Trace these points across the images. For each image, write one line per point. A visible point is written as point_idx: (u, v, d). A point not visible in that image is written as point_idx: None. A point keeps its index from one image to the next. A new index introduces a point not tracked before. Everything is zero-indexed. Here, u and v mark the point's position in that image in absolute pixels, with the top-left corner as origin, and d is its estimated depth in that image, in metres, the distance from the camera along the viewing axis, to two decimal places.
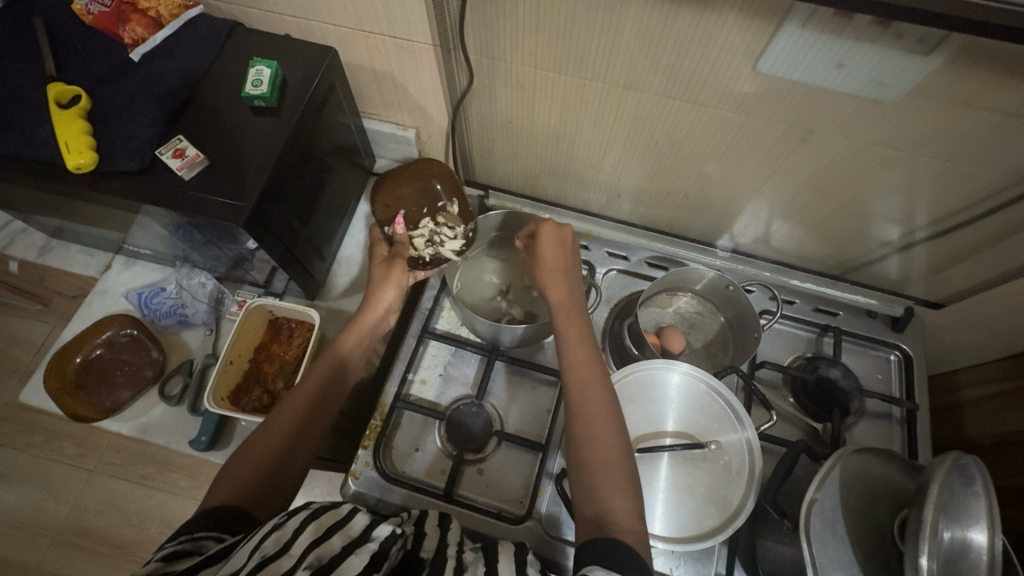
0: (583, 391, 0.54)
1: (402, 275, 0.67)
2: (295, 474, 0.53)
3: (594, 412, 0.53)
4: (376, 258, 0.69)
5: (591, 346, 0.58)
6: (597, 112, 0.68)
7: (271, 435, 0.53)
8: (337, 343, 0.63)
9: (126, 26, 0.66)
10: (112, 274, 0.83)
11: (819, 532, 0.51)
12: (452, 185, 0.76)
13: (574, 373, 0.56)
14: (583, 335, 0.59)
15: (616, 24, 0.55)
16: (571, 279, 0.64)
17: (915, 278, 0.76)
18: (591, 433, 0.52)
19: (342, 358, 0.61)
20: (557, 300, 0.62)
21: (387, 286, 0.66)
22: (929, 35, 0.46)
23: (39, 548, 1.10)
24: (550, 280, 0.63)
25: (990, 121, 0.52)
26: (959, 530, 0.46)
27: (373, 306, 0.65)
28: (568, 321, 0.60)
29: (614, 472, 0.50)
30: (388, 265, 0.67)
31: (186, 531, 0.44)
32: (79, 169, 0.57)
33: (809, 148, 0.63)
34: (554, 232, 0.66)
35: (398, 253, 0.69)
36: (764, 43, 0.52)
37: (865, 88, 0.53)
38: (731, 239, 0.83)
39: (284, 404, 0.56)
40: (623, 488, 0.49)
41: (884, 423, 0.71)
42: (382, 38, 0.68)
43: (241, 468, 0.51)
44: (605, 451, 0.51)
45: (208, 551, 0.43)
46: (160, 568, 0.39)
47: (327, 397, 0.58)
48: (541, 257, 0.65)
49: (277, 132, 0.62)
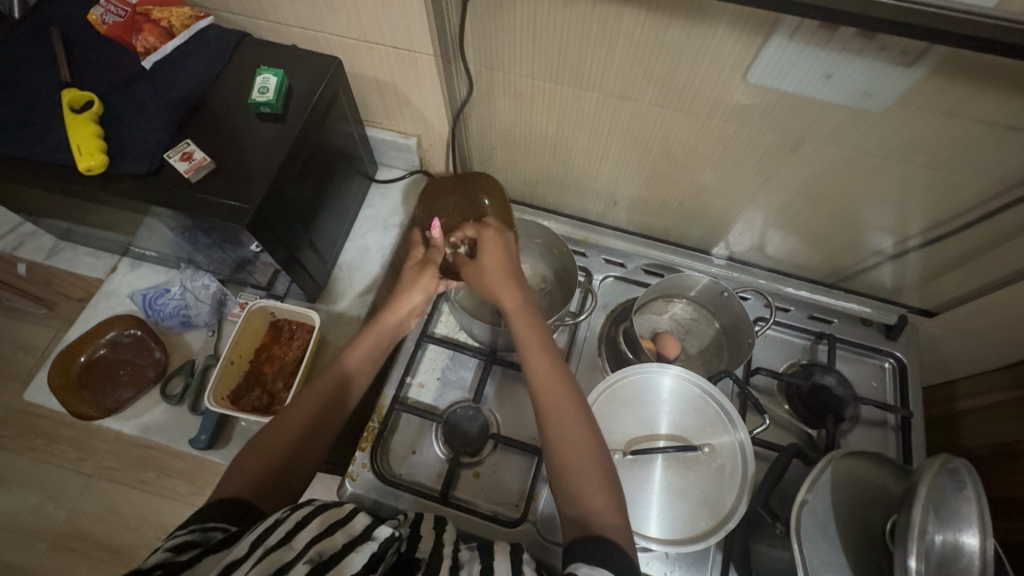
0: (551, 395, 0.55)
1: (434, 282, 0.69)
2: (300, 479, 0.54)
3: (563, 414, 0.53)
4: (410, 261, 0.72)
5: (551, 350, 0.59)
6: (593, 122, 0.70)
7: (280, 435, 0.54)
8: (345, 352, 0.63)
9: (139, 35, 0.68)
10: (118, 276, 0.84)
11: (810, 533, 0.51)
12: (500, 207, 0.73)
13: (537, 378, 0.56)
14: (542, 337, 0.60)
15: (609, 36, 0.57)
16: (517, 282, 0.65)
17: (909, 286, 0.77)
18: (562, 436, 0.52)
19: (345, 375, 0.60)
20: (512, 305, 0.63)
21: (414, 289, 0.68)
22: (910, 47, 0.47)
23: (35, 552, 1.10)
24: (499, 284, 0.65)
25: (977, 131, 0.53)
26: (951, 534, 0.46)
27: (397, 307, 0.67)
28: (526, 326, 0.61)
29: (590, 470, 0.50)
30: (420, 268, 0.70)
31: (196, 520, 0.44)
32: (90, 171, 0.59)
33: (800, 157, 0.64)
34: (497, 237, 0.68)
35: (430, 258, 0.70)
36: (753, 53, 0.53)
37: (853, 98, 0.54)
38: (726, 248, 0.85)
39: (296, 402, 0.57)
40: (602, 479, 0.50)
41: (879, 430, 0.72)
42: (385, 49, 0.70)
43: (248, 465, 0.52)
44: (575, 455, 0.51)
45: (215, 541, 0.43)
46: (167, 558, 0.39)
47: (333, 406, 0.58)
48: (484, 262, 0.67)
49: (282, 137, 0.64)
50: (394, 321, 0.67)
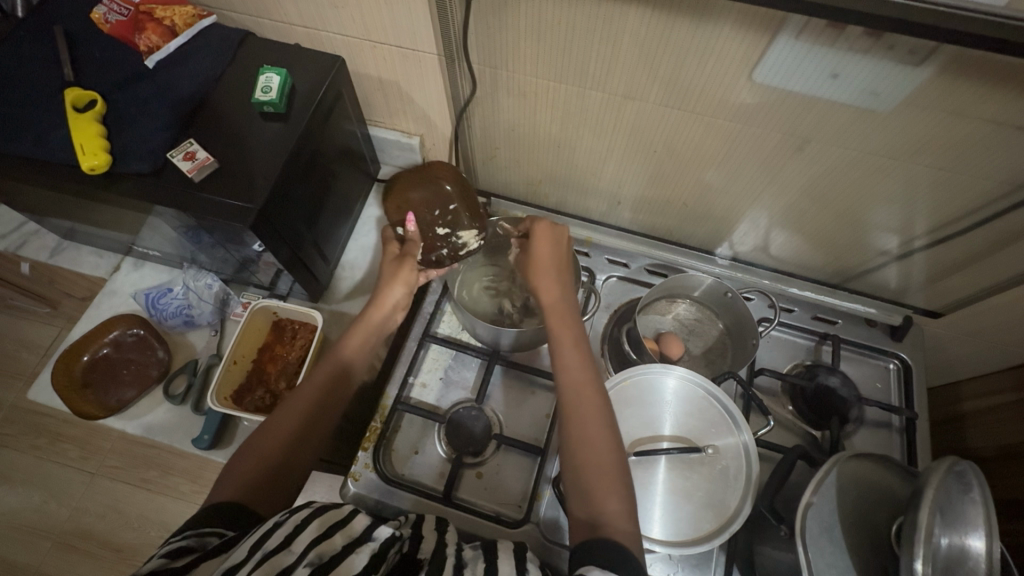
0: (576, 394, 0.55)
1: (413, 274, 0.67)
2: (297, 477, 0.54)
3: (586, 414, 0.53)
4: (386, 257, 0.69)
5: (582, 348, 0.58)
6: (597, 121, 0.70)
7: (276, 433, 0.54)
8: (340, 343, 0.63)
9: (142, 34, 0.68)
10: (121, 275, 0.84)
11: (815, 536, 0.51)
12: (464, 192, 0.73)
13: (567, 374, 0.56)
14: (576, 335, 0.59)
15: (614, 35, 0.57)
16: (563, 280, 0.64)
17: (914, 287, 0.77)
18: (582, 433, 0.52)
19: (343, 365, 0.61)
20: (549, 301, 0.62)
21: (395, 283, 0.66)
22: (918, 46, 0.47)
23: (39, 551, 1.10)
24: (543, 279, 0.63)
25: (985, 131, 0.53)
26: (957, 536, 0.46)
27: (380, 303, 0.66)
28: (562, 322, 0.60)
29: (602, 471, 0.50)
30: (398, 262, 0.67)
31: (191, 526, 0.44)
32: (93, 171, 0.59)
33: (805, 157, 0.64)
34: (549, 230, 0.66)
35: (406, 250, 0.68)
36: (759, 53, 0.53)
37: (860, 98, 0.54)
38: (730, 248, 0.84)
39: (293, 396, 0.57)
40: (609, 485, 0.50)
41: (884, 431, 0.71)
42: (389, 48, 0.70)
43: (244, 464, 0.52)
44: (595, 455, 0.51)
45: (211, 546, 0.43)
46: (163, 565, 0.39)
47: (331, 403, 0.58)
48: (534, 256, 0.65)
49: (285, 137, 0.64)
50: (381, 316, 0.66)
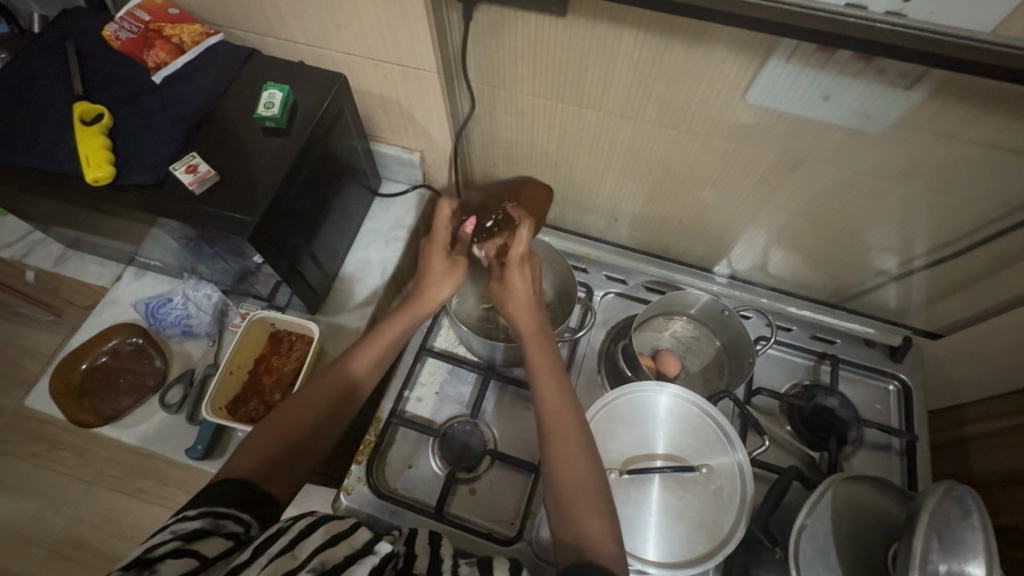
0: (556, 421, 0.53)
1: (462, 275, 0.66)
2: (284, 489, 0.51)
3: (565, 440, 0.52)
4: (432, 249, 0.66)
5: (561, 377, 0.56)
6: (595, 141, 0.70)
7: (256, 452, 0.51)
8: (353, 356, 0.59)
9: (150, 51, 0.70)
10: (123, 285, 0.85)
11: (809, 560, 0.50)
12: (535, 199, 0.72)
13: (544, 399, 0.54)
14: (554, 361, 0.58)
15: (611, 55, 0.58)
16: (538, 310, 0.61)
17: (913, 307, 0.76)
18: (560, 458, 0.51)
19: (353, 382, 0.58)
20: (528, 328, 0.60)
21: (445, 283, 0.64)
22: (909, 70, 0.48)
23: (33, 559, 1.10)
24: (518, 307, 0.61)
25: (977, 153, 0.53)
26: (956, 564, 0.44)
27: (426, 297, 0.64)
28: (538, 351, 0.58)
29: (589, 499, 0.49)
30: (451, 263, 0.66)
31: (208, 503, 0.45)
32: (97, 182, 0.60)
33: (802, 177, 0.64)
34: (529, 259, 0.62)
35: (459, 252, 0.67)
36: (752, 74, 0.54)
37: (851, 119, 0.55)
38: (728, 265, 0.84)
39: (302, 396, 0.55)
40: (601, 510, 0.49)
41: (884, 453, 0.70)
42: (390, 66, 0.71)
43: (242, 461, 0.50)
44: (576, 480, 0.50)
45: (225, 531, 0.43)
46: (180, 546, 0.40)
47: (338, 411, 0.56)
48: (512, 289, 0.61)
49: (285, 151, 0.65)
50: (402, 329, 0.62)
